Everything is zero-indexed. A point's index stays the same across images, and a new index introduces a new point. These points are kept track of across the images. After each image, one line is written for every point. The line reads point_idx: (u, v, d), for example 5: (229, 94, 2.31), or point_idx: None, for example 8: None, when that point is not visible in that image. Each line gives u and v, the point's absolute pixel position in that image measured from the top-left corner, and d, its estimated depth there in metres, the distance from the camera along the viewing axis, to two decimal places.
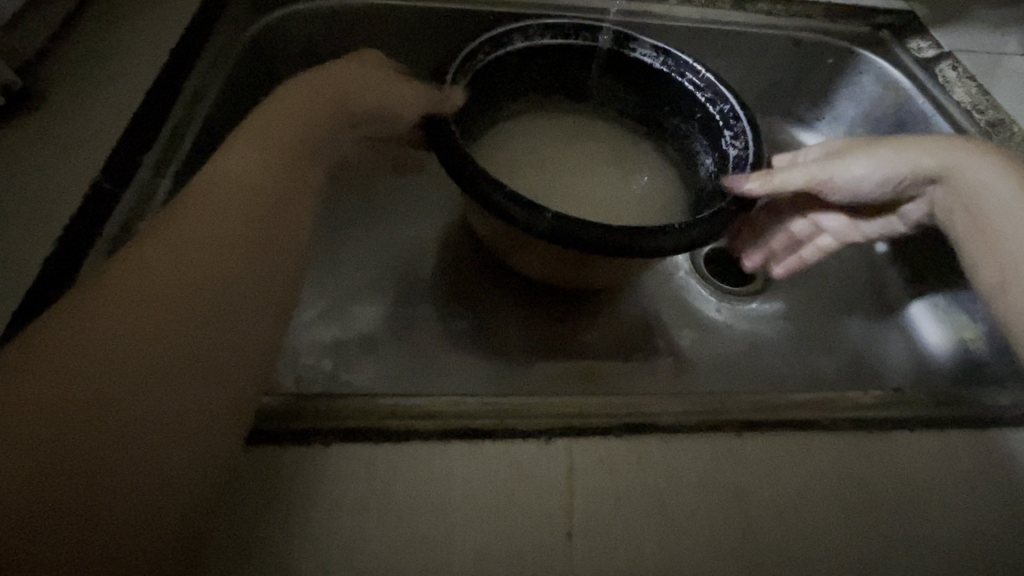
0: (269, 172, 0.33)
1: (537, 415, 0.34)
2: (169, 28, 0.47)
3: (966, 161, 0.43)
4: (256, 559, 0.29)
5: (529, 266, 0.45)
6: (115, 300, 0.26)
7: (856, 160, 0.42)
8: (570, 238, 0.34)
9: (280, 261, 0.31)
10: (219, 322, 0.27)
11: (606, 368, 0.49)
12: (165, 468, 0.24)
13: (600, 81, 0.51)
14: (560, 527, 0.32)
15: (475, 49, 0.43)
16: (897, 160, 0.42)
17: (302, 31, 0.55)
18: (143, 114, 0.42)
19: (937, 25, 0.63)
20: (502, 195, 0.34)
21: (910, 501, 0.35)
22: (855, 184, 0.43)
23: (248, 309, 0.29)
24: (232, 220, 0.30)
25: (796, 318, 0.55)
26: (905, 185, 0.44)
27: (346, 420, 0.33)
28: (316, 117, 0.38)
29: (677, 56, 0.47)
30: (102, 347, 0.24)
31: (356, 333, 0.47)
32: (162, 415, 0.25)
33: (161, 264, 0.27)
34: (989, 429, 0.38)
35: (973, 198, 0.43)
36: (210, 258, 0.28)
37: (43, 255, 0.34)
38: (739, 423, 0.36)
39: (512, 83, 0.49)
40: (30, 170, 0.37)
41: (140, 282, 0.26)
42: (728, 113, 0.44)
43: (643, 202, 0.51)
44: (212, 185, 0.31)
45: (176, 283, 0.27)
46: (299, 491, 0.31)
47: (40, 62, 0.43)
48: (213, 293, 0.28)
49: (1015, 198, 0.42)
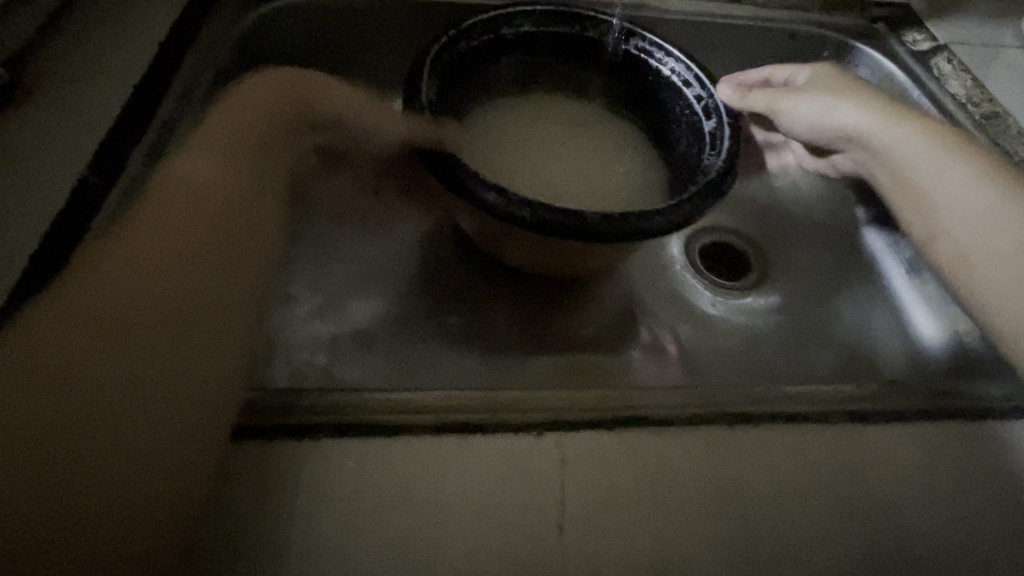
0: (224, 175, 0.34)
1: (531, 409, 0.34)
2: (158, 22, 0.47)
3: (887, 124, 0.46)
4: (245, 555, 0.29)
5: (520, 257, 0.45)
6: (74, 327, 0.27)
7: (806, 101, 0.48)
8: (552, 228, 0.34)
9: (238, 252, 0.32)
10: (176, 345, 0.28)
11: (599, 363, 0.49)
12: (140, 467, 0.25)
13: (587, 71, 0.52)
14: (554, 521, 0.32)
15: (466, 32, 0.43)
16: (831, 116, 0.48)
17: (294, 27, 0.55)
18: (132, 109, 0.41)
19: (933, 18, 0.63)
20: (485, 189, 0.34)
21: (903, 493, 0.35)
22: (799, 122, 0.50)
23: (206, 331, 0.29)
24: (190, 225, 0.31)
25: (791, 312, 0.55)
26: (835, 139, 0.50)
27: (336, 415, 0.33)
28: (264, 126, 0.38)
29: (663, 46, 0.46)
30: (59, 376, 0.26)
31: (348, 329, 0.47)
32: (116, 442, 0.25)
33: (120, 280, 0.29)
34: (982, 422, 0.38)
35: (886, 152, 0.47)
36: (166, 268, 0.30)
37: (30, 250, 0.34)
38: (731, 416, 0.36)
39: (498, 67, 0.49)
40: (16, 164, 0.37)
41: (100, 302, 0.28)
42: (709, 105, 0.44)
43: (634, 195, 0.51)
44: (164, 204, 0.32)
45: (134, 298, 0.28)
46: (287, 487, 0.31)
47: (27, 56, 0.42)
48: (173, 298, 0.29)
49: (927, 155, 0.45)
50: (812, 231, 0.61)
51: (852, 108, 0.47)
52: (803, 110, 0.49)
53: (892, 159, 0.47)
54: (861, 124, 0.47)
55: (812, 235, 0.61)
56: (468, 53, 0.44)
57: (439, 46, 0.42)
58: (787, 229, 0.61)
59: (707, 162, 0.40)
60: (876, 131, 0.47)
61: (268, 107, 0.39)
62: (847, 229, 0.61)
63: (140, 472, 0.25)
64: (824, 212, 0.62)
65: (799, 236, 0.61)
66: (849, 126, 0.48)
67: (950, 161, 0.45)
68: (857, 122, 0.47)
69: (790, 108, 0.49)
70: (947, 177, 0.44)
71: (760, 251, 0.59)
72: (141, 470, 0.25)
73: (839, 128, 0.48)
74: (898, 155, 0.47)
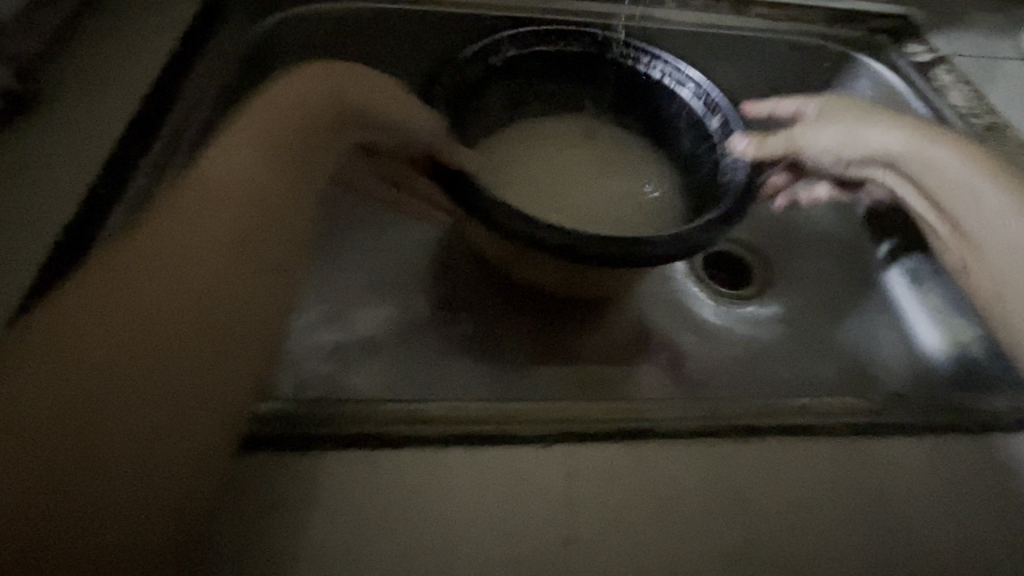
0: (264, 169, 0.31)
1: (537, 421, 0.34)
2: (166, 31, 0.47)
3: (923, 143, 0.44)
4: (256, 567, 0.29)
5: (536, 277, 0.45)
6: (108, 307, 0.25)
7: (828, 128, 0.47)
8: (574, 253, 0.34)
9: (274, 262, 0.30)
10: (205, 348, 0.26)
11: (604, 373, 0.49)
12: (153, 475, 0.24)
13: (592, 90, 0.52)
14: (561, 533, 0.32)
15: (478, 54, 0.44)
16: (857, 140, 0.47)
17: (302, 36, 0.55)
18: (142, 118, 0.42)
19: (934, 30, 0.63)
20: (515, 217, 0.35)
21: (909, 506, 0.35)
22: (823, 154, 0.48)
23: (237, 340, 0.27)
24: (231, 225, 0.29)
25: (793, 322, 0.55)
26: (859, 163, 0.49)
27: (343, 426, 0.33)
28: (314, 112, 0.35)
29: (668, 60, 0.48)
30: (82, 360, 0.24)
31: (354, 338, 0.47)
32: (132, 445, 0.24)
33: (151, 268, 0.26)
34: (986, 435, 0.38)
35: (920, 176, 0.45)
36: (200, 267, 0.27)
37: (40, 258, 0.34)
38: (739, 429, 0.36)
39: (510, 90, 0.49)
40: (27, 172, 0.37)
41: (130, 289, 0.26)
42: (723, 116, 0.45)
43: (649, 215, 0.52)
44: (206, 189, 0.29)
45: (163, 294, 0.26)
46: (296, 497, 0.31)
47: (38, 64, 0.43)
48: (204, 304, 0.27)
49: (962, 173, 0.43)
50: (814, 240, 0.61)
51: (878, 132, 0.46)
52: (827, 139, 0.48)
53: (923, 182, 0.45)
54: (895, 146, 0.45)
55: (815, 245, 0.61)
56: (481, 75, 0.45)
57: (451, 72, 0.42)
58: (789, 238, 0.61)
59: (731, 172, 0.42)
60: (913, 151, 0.45)
61: (311, 95, 0.35)
62: (849, 239, 0.62)
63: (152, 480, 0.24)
64: (825, 220, 0.63)
65: (802, 246, 0.61)
66: (883, 150, 0.46)
67: (985, 182, 0.42)
68: (890, 144, 0.45)
69: (810, 143, 0.48)
70: (976, 192, 0.42)
71: (764, 261, 0.60)
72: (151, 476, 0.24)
73: (870, 154, 0.47)
74: (930, 176, 0.45)
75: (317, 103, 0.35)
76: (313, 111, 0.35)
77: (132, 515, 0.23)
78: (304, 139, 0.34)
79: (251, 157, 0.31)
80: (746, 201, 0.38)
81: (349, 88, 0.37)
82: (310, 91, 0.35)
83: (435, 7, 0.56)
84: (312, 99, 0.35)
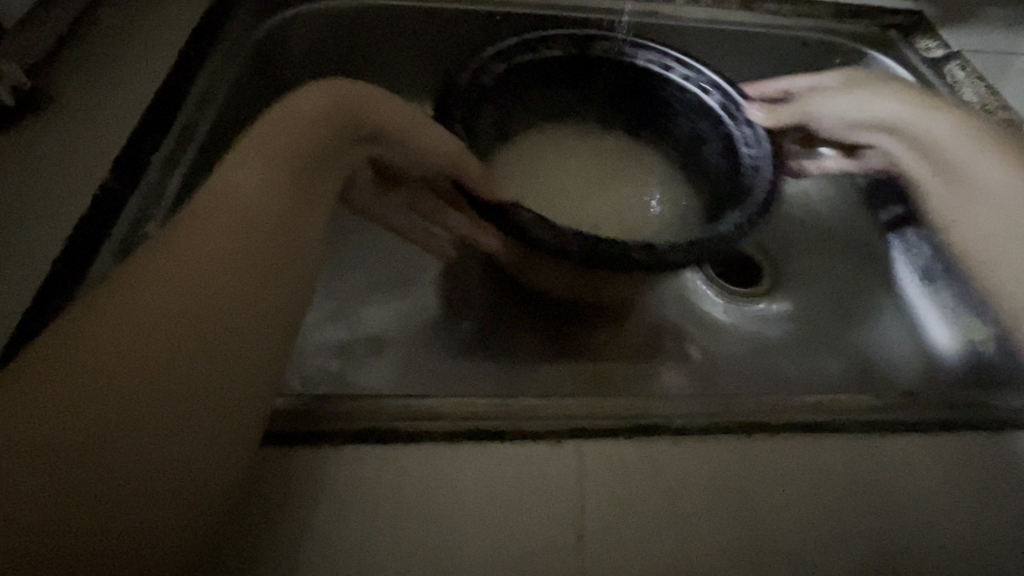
0: (277, 186, 0.31)
1: (546, 417, 0.34)
2: (175, 29, 0.47)
3: (923, 115, 0.47)
4: (267, 563, 0.29)
5: (545, 284, 0.45)
6: (125, 336, 0.24)
7: (839, 97, 0.49)
8: (583, 258, 0.34)
9: (289, 284, 0.30)
10: (227, 369, 0.26)
11: (613, 370, 0.49)
12: (181, 494, 0.24)
13: (598, 92, 0.52)
14: (572, 529, 0.31)
15: (488, 62, 0.44)
16: (866, 108, 0.49)
17: (309, 34, 0.55)
18: (151, 115, 0.42)
19: (945, 26, 0.62)
20: (531, 221, 0.35)
21: (921, 504, 0.35)
22: (832, 119, 0.50)
23: (257, 357, 0.27)
24: (251, 247, 0.29)
25: (803, 320, 0.55)
26: (865, 130, 0.50)
27: (354, 422, 0.33)
28: (327, 125, 0.34)
29: (679, 60, 0.47)
30: (102, 391, 0.23)
31: (363, 334, 0.47)
32: (160, 470, 0.24)
33: (172, 293, 0.26)
34: (1000, 433, 0.38)
35: (923, 141, 0.48)
36: (221, 291, 0.27)
37: (52, 255, 0.34)
38: (749, 426, 0.35)
39: (519, 97, 0.49)
40: (38, 170, 0.37)
41: (149, 316, 0.25)
42: (743, 118, 0.45)
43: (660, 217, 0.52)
44: (222, 210, 0.29)
45: (180, 315, 0.25)
46: (308, 494, 0.31)
47: (48, 63, 0.43)
48: (221, 328, 0.26)
49: (960, 141, 0.46)
50: (823, 237, 0.61)
51: (888, 101, 0.48)
52: (836, 105, 0.49)
53: (924, 146, 0.48)
54: (898, 115, 0.48)
55: (824, 243, 0.61)
56: (491, 83, 0.44)
57: (463, 79, 0.42)
58: (799, 236, 0.61)
59: (752, 159, 0.43)
60: (923, 121, 0.47)
61: (326, 109, 0.34)
62: (859, 236, 0.61)
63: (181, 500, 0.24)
64: (835, 218, 0.62)
65: (812, 243, 0.61)
66: (889, 118, 0.48)
67: (978, 149, 0.45)
68: (899, 112, 0.48)
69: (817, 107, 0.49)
70: (984, 157, 0.45)
71: (773, 259, 0.59)
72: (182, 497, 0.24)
73: (875, 121, 0.49)
74: (930, 142, 0.47)
75: (330, 118, 0.34)
76: (327, 123, 0.34)
77: (161, 535, 0.24)
78: (317, 154, 0.34)
79: (264, 173, 0.31)
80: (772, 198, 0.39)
81: (361, 102, 0.36)
82: (320, 104, 0.34)
83: (443, 5, 0.56)
84: (327, 112, 0.34)
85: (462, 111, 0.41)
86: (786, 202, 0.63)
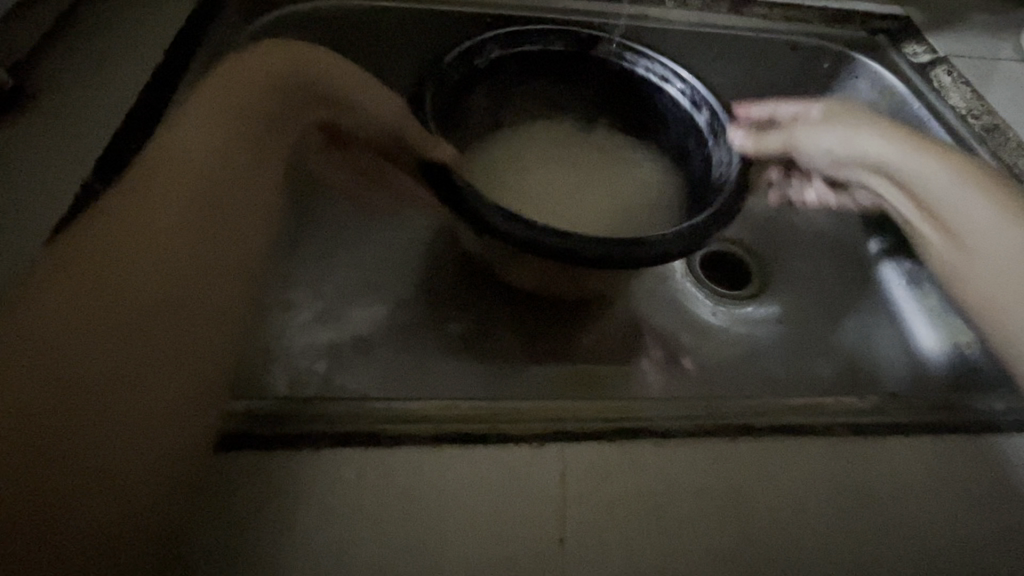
0: (230, 145, 0.33)
1: (531, 419, 0.34)
2: (161, 27, 0.47)
3: (915, 155, 0.45)
4: (247, 565, 0.29)
5: (526, 280, 0.45)
6: (79, 299, 0.25)
7: (824, 132, 0.48)
8: (553, 254, 0.34)
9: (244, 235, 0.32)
10: (182, 321, 0.27)
11: (601, 373, 0.49)
12: (146, 454, 0.24)
13: (584, 86, 0.52)
14: (556, 532, 0.31)
15: (468, 52, 0.43)
16: (852, 146, 0.48)
17: (298, 34, 0.55)
18: (136, 113, 0.41)
19: (932, 30, 0.63)
20: (501, 219, 0.34)
21: (904, 505, 0.35)
22: (819, 153, 0.50)
23: (213, 307, 0.29)
24: (205, 205, 0.30)
25: (791, 322, 0.55)
26: (854, 165, 0.49)
27: (338, 424, 0.33)
28: (272, 91, 0.36)
29: (658, 60, 0.47)
30: (56, 353, 0.24)
31: (350, 336, 0.47)
32: (127, 429, 0.24)
33: (127, 254, 0.27)
34: (984, 436, 0.38)
35: (914, 185, 0.46)
36: (174, 246, 0.28)
37: (31, 254, 0.34)
38: (734, 428, 0.36)
39: (500, 89, 0.49)
40: (20, 168, 0.37)
41: (105, 279, 0.26)
42: (715, 121, 0.44)
43: (640, 215, 0.52)
44: (171, 172, 0.30)
45: (134, 280, 0.26)
46: (290, 495, 0.31)
47: (33, 61, 0.42)
48: (184, 265, 0.28)
49: (952, 189, 0.44)
50: (810, 240, 0.61)
51: (871, 140, 0.46)
52: (825, 140, 0.48)
53: (913, 188, 0.46)
54: (886, 157, 0.46)
55: (812, 246, 0.61)
56: (470, 75, 0.44)
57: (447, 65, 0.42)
58: (788, 239, 0.61)
59: (721, 159, 0.43)
60: (906, 163, 0.46)
61: (271, 74, 0.37)
62: (848, 240, 0.61)
63: (146, 457, 0.24)
64: (824, 220, 0.63)
65: (800, 247, 0.61)
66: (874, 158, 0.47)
67: (967, 195, 0.44)
68: (882, 153, 0.46)
69: (808, 141, 0.49)
70: (969, 203, 0.43)
71: (763, 261, 0.60)
72: (149, 450, 0.24)
73: (860, 158, 0.48)
74: (917, 185, 0.46)
75: (278, 85, 0.37)
76: (268, 88, 0.36)
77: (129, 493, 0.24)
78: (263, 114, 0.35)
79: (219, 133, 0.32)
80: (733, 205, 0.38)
81: (308, 68, 0.38)
82: (259, 72, 0.36)
83: (433, 6, 0.56)
84: (268, 77, 0.36)
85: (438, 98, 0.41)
86: (776, 205, 0.63)
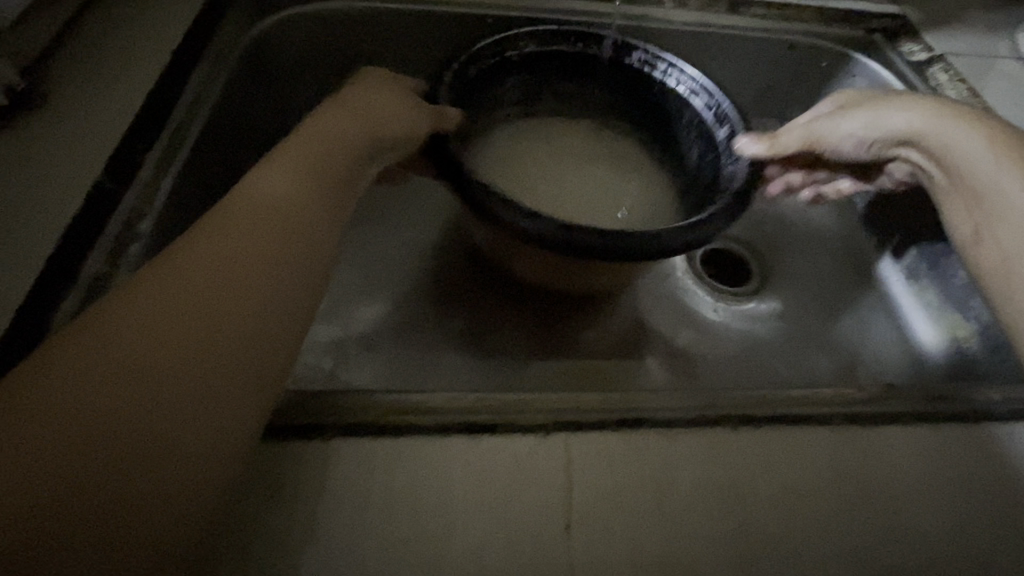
0: (304, 187, 0.32)
1: (536, 410, 0.35)
2: (168, 28, 0.48)
3: (938, 125, 0.44)
4: (258, 555, 0.29)
5: (533, 275, 0.45)
6: (152, 306, 0.25)
7: (848, 118, 0.46)
8: (566, 244, 0.35)
9: (309, 272, 0.30)
10: (244, 359, 0.26)
11: (603, 368, 0.49)
12: (177, 487, 0.23)
13: (601, 90, 0.53)
14: (561, 518, 0.32)
15: (483, 51, 0.45)
16: (877, 126, 0.45)
17: (301, 34, 0.56)
18: (144, 115, 0.42)
19: (928, 28, 0.64)
20: (504, 209, 0.35)
21: (903, 491, 0.35)
22: (846, 142, 0.47)
23: (273, 365, 0.27)
24: (267, 243, 0.29)
25: (790, 318, 0.56)
26: (882, 147, 0.47)
27: (344, 416, 0.33)
28: (351, 135, 0.36)
29: (672, 63, 0.48)
30: (120, 359, 0.23)
31: (354, 333, 0.48)
32: (167, 451, 0.23)
33: (196, 275, 0.26)
34: (981, 424, 0.39)
35: (945, 153, 0.44)
36: (241, 282, 0.27)
37: (43, 252, 0.34)
38: (734, 417, 0.36)
39: (525, 85, 0.51)
40: (31, 168, 0.38)
41: (174, 297, 0.25)
42: (729, 129, 0.45)
43: (652, 212, 0.53)
44: (250, 207, 0.30)
45: (197, 303, 0.25)
46: (299, 485, 0.31)
47: (42, 63, 0.43)
48: (250, 303, 0.27)
49: (980, 155, 0.42)
50: (810, 241, 0.62)
51: (898, 114, 0.45)
52: (847, 126, 0.46)
53: (946, 156, 0.44)
54: (914, 126, 0.45)
55: (812, 243, 0.62)
56: (484, 71, 0.46)
57: (462, 65, 0.44)
58: (787, 236, 0.62)
59: (730, 171, 0.43)
60: (932, 130, 0.44)
61: (349, 123, 0.37)
62: (848, 237, 0.62)
63: (177, 488, 0.23)
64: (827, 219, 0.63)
65: (800, 244, 0.61)
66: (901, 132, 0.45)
67: (993, 157, 0.42)
68: (908, 125, 0.45)
69: (830, 130, 0.46)
70: (998, 161, 0.41)
71: (761, 257, 0.60)
72: (180, 477, 0.23)
73: (887, 137, 0.46)
74: (950, 155, 0.44)
75: (355, 136, 0.36)
76: (350, 135, 0.36)
77: (153, 512, 0.22)
78: (344, 152, 0.35)
79: (292, 177, 0.32)
80: (740, 198, 0.39)
81: (377, 114, 0.38)
82: (345, 126, 0.36)
83: (434, 7, 0.56)
84: (350, 127, 0.36)
85: (451, 92, 0.43)
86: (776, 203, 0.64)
